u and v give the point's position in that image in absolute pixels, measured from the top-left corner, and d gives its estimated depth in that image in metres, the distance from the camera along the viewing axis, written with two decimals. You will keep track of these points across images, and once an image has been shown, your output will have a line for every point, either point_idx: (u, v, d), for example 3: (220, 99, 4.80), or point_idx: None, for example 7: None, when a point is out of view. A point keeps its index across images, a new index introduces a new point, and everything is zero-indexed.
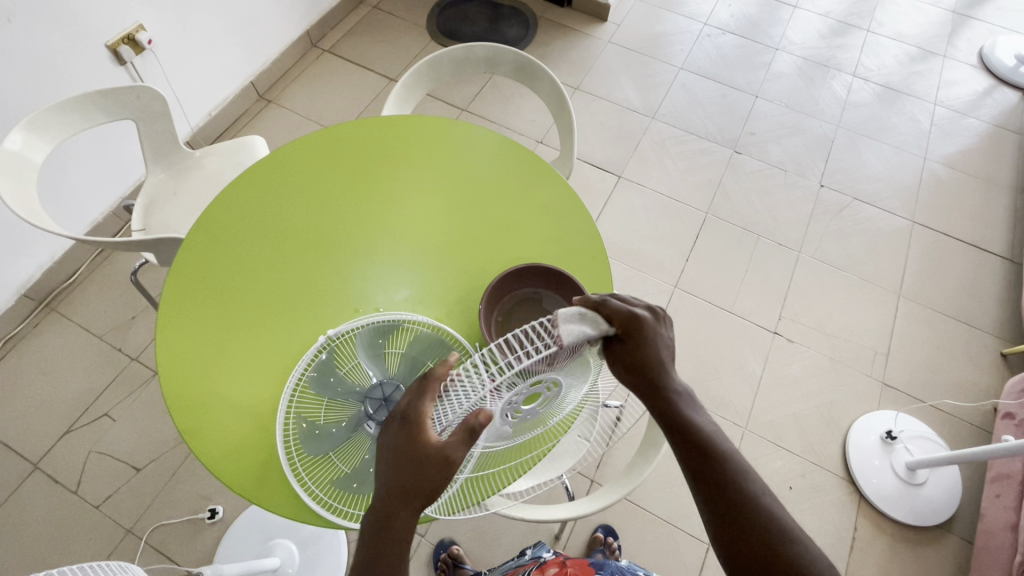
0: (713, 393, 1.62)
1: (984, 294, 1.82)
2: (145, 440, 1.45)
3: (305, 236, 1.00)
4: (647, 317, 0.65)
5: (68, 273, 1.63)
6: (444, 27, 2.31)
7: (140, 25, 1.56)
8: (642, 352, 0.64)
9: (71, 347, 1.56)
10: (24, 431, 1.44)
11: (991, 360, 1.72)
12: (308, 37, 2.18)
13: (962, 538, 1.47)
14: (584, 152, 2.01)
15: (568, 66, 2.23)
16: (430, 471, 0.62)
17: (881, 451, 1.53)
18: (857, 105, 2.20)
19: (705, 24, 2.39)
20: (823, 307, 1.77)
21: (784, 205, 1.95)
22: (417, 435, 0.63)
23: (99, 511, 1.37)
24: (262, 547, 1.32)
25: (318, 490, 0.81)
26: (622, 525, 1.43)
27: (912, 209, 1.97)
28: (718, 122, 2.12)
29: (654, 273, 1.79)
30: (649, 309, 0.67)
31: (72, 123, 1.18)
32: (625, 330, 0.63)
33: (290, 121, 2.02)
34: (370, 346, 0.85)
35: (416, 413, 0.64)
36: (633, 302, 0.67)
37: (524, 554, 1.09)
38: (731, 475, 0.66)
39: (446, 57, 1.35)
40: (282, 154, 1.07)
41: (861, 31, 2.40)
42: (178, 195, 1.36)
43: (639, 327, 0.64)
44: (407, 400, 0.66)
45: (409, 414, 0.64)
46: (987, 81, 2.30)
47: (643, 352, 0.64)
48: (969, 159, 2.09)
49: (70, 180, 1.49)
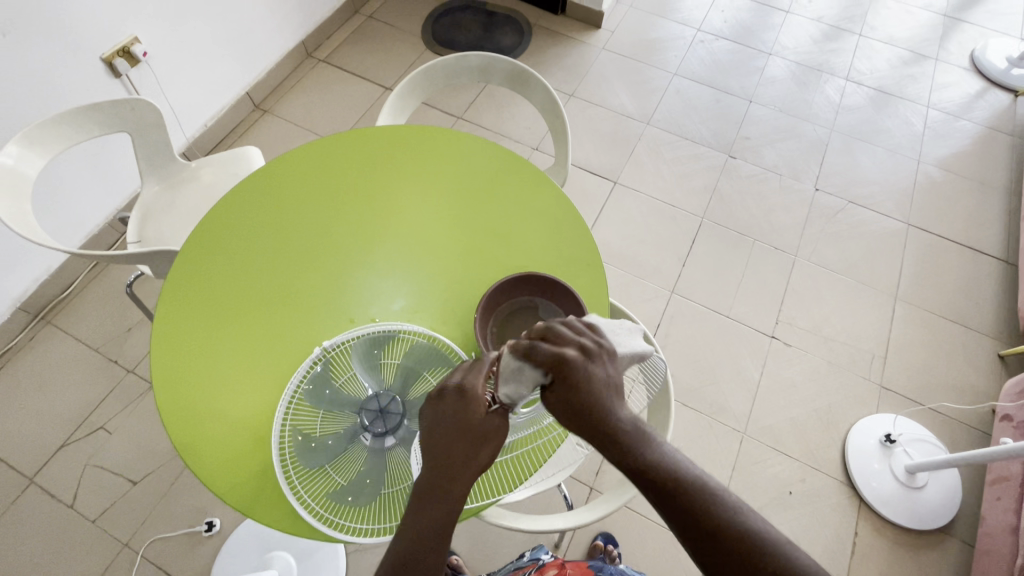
0: (712, 398, 1.61)
1: (980, 296, 1.83)
2: (141, 453, 1.45)
3: (302, 247, 1.00)
4: (576, 357, 0.61)
5: (64, 285, 1.63)
6: (439, 35, 2.32)
7: (135, 37, 1.57)
8: (581, 396, 0.60)
9: (67, 360, 1.55)
10: (20, 446, 1.43)
11: (988, 361, 1.72)
12: (303, 47, 2.19)
13: (962, 541, 1.47)
14: (580, 159, 2.02)
15: (562, 73, 2.24)
16: (488, 443, 0.63)
17: (881, 454, 1.53)
18: (851, 109, 2.21)
19: (698, 30, 2.40)
20: (821, 311, 1.77)
21: (779, 209, 1.96)
22: (470, 410, 0.63)
23: (95, 525, 1.36)
24: (260, 559, 1.31)
25: (313, 503, 0.80)
26: (622, 533, 1.42)
27: (907, 211, 1.98)
28: (713, 127, 2.13)
29: (651, 278, 1.80)
30: (581, 345, 0.62)
31: (67, 136, 1.18)
32: (554, 372, 0.60)
33: (285, 131, 2.03)
34: (366, 358, 0.85)
35: (469, 389, 0.64)
36: (566, 340, 0.62)
37: (523, 556, 1.09)
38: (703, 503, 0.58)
39: (439, 67, 1.35)
40: (277, 165, 1.08)
41: (853, 35, 2.42)
42: (173, 207, 1.36)
43: (565, 372, 0.60)
44: (460, 376, 0.66)
45: (465, 389, 0.64)
46: (978, 84, 2.31)
47: (578, 393, 0.60)
48: (963, 161, 2.10)
49: (64, 193, 1.49)
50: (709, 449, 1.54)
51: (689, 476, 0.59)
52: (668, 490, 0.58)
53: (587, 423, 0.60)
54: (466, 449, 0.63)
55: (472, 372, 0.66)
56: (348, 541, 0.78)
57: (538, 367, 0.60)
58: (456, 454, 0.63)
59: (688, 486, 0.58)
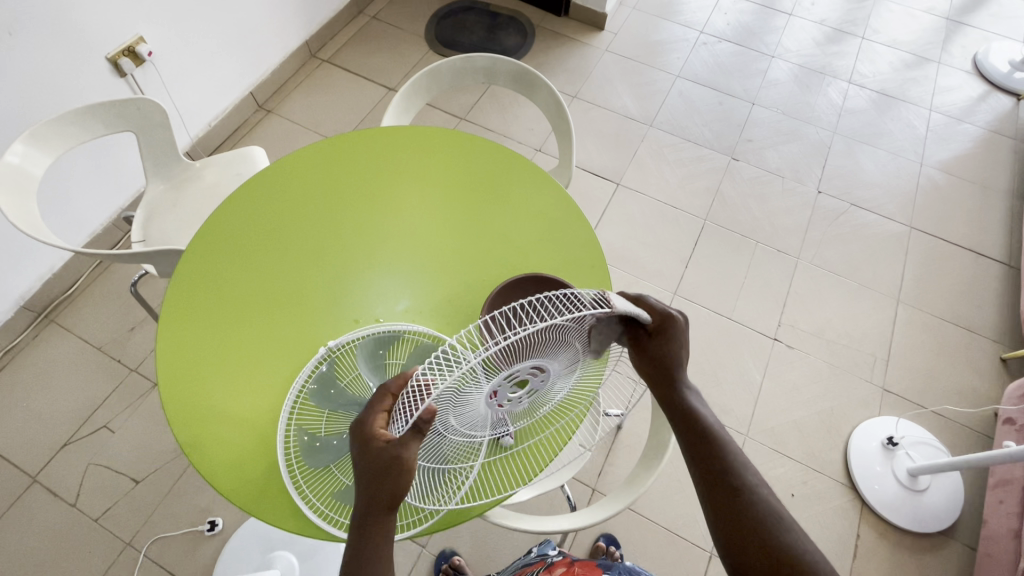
0: (714, 400, 1.61)
1: (982, 299, 1.83)
2: (144, 452, 1.45)
3: (306, 246, 1.00)
4: (678, 319, 0.69)
5: (68, 284, 1.63)
6: (442, 36, 2.33)
7: (140, 37, 1.57)
8: (665, 348, 0.68)
9: (70, 359, 1.55)
10: (23, 444, 1.43)
11: (991, 364, 1.72)
12: (307, 47, 2.19)
13: (964, 545, 1.47)
14: (583, 160, 2.02)
15: (566, 74, 2.24)
16: (387, 476, 0.62)
17: (883, 457, 1.53)
18: (853, 112, 2.22)
19: (701, 32, 2.41)
20: (823, 313, 1.77)
21: (781, 211, 1.96)
22: (368, 446, 0.64)
23: (97, 523, 1.36)
24: (263, 559, 1.31)
25: (317, 502, 0.81)
26: (624, 535, 1.42)
27: (909, 214, 1.98)
28: (715, 129, 2.13)
29: (653, 280, 1.80)
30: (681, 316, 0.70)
31: (72, 135, 1.18)
32: (658, 325, 0.68)
33: (289, 131, 2.03)
34: (371, 358, 0.84)
35: (365, 428, 0.65)
36: (665, 308, 0.71)
37: (530, 552, 1.09)
38: (731, 467, 0.66)
39: (444, 68, 1.35)
40: (283, 165, 1.08)
41: (856, 38, 2.42)
42: (178, 206, 1.36)
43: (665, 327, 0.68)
44: (359, 415, 0.67)
45: (359, 427, 0.66)
46: (981, 87, 2.31)
47: (666, 347, 0.68)
48: (965, 164, 2.11)
49: (69, 192, 1.50)
50: None
51: (723, 443, 0.68)
52: (706, 444, 0.67)
53: (660, 367, 0.69)
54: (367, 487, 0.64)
55: (373, 406, 0.66)
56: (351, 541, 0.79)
57: (645, 316, 0.67)
58: (366, 486, 0.64)
59: (723, 449, 0.67)
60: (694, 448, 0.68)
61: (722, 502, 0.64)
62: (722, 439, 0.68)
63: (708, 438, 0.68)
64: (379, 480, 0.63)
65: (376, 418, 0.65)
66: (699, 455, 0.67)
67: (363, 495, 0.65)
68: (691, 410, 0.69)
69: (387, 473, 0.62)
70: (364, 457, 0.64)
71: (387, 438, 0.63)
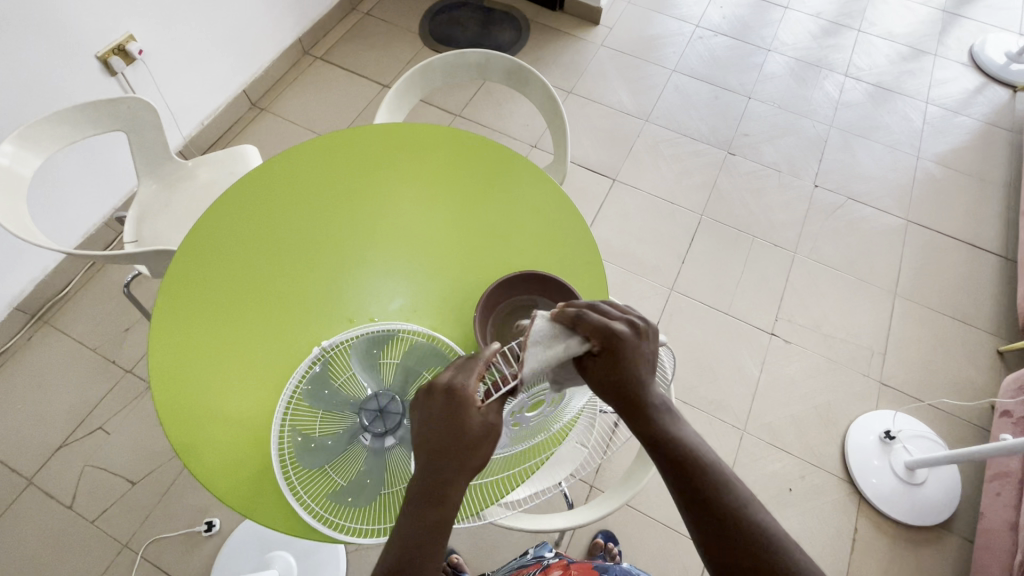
0: (711, 395, 1.61)
1: (980, 292, 1.83)
2: (139, 453, 1.44)
3: (300, 245, 1.00)
4: (626, 334, 0.62)
5: (61, 285, 1.62)
6: (437, 32, 2.31)
7: (130, 35, 1.56)
8: (624, 371, 0.61)
9: (64, 361, 1.54)
10: (18, 446, 1.43)
11: (988, 357, 1.72)
12: (300, 44, 2.18)
13: (962, 537, 1.47)
14: (578, 156, 2.01)
15: (561, 70, 2.23)
16: (482, 449, 0.61)
17: (880, 451, 1.53)
18: (850, 105, 2.21)
19: (697, 26, 2.40)
20: (820, 308, 1.77)
21: (778, 206, 1.96)
22: (465, 411, 0.61)
23: (94, 525, 1.36)
24: (261, 559, 1.31)
25: (313, 503, 0.80)
26: (623, 531, 1.42)
27: (906, 207, 1.98)
28: (712, 124, 2.12)
29: (650, 276, 1.79)
30: (630, 325, 0.64)
31: (63, 135, 1.17)
32: (605, 346, 0.61)
33: (283, 129, 2.02)
34: (365, 358, 0.85)
35: (462, 391, 0.62)
36: (614, 317, 0.64)
37: (527, 553, 1.08)
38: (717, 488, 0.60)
39: (437, 64, 1.34)
40: (278, 162, 1.07)
41: (852, 31, 2.41)
42: (171, 206, 1.35)
43: (616, 345, 0.61)
44: (451, 375, 0.63)
45: (456, 390, 0.62)
46: (978, 79, 2.31)
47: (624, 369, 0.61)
48: (961, 156, 2.10)
49: (61, 193, 1.48)
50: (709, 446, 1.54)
51: (705, 459, 0.61)
52: (685, 466, 0.60)
53: (620, 394, 0.61)
54: (455, 458, 0.60)
55: (464, 371, 0.64)
56: (348, 541, 0.78)
57: (586, 340, 0.60)
58: (450, 458, 0.60)
59: (703, 468, 0.60)
60: (670, 471, 0.61)
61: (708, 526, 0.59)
62: (702, 458, 0.61)
63: (686, 461, 0.60)
64: (471, 451, 0.60)
65: (475, 382, 0.62)
66: (678, 480, 0.60)
67: (438, 467, 0.61)
68: (661, 431, 0.61)
69: (481, 444, 0.61)
70: (456, 423, 0.60)
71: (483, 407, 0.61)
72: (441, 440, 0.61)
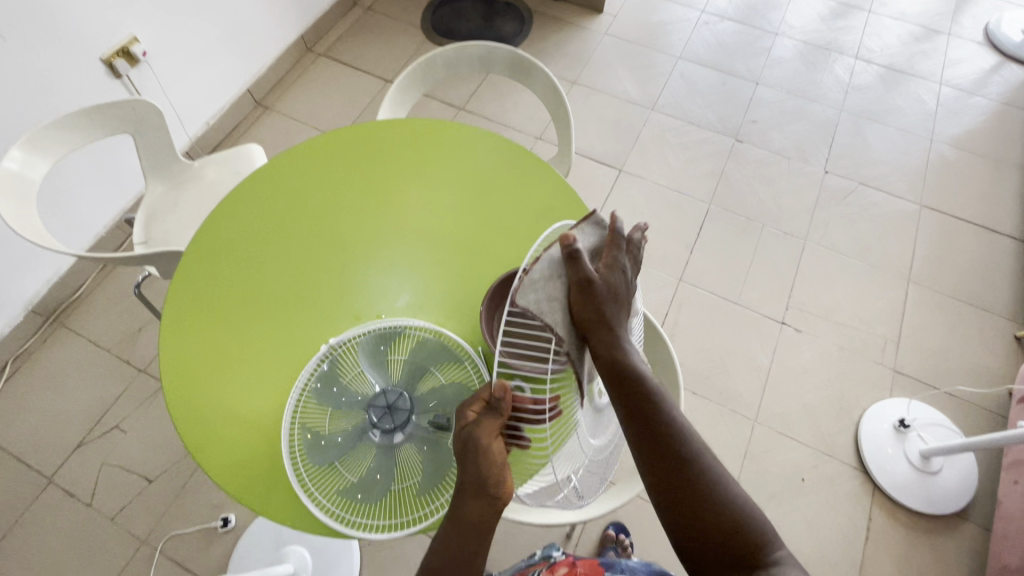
0: (721, 386, 1.60)
1: (996, 276, 1.79)
2: (155, 450, 1.47)
3: (305, 241, 1.00)
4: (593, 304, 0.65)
5: (75, 287, 1.64)
6: (439, 25, 2.30)
7: (134, 37, 1.56)
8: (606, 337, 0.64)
9: (79, 361, 1.57)
10: (37, 445, 1.46)
11: (1005, 343, 1.69)
12: (302, 42, 2.17)
13: (979, 525, 1.45)
14: (583, 147, 2.00)
15: (565, 59, 2.21)
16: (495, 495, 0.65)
17: (894, 439, 1.51)
18: (860, 88, 2.17)
19: (703, 11, 2.36)
20: (832, 296, 1.75)
21: (788, 193, 1.93)
22: (474, 459, 0.64)
23: (114, 522, 1.39)
24: (276, 554, 1.33)
25: (324, 500, 0.80)
26: (634, 522, 1.42)
27: (919, 191, 1.94)
28: (719, 111, 2.10)
29: (658, 266, 1.78)
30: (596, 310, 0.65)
31: (70, 139, 1.18)
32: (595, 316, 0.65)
33: (288, 126, 2.02)
34: (372, 354, 0.88)
35: (475, 443, 0.64)
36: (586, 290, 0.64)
37: (535, 552, 1.04)
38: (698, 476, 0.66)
39: (439, 58, 1.33)
40: (278, 162, 1.07)
41: (863, 12, 2.36)
42: (177, 207, 1.36)
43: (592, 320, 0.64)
44: (466, 435, 0.64)
45: (469, 443, 0.64)
46: (993, 58, 2.25)
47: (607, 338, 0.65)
48: (976, 139, 2.06)
49: (70, 196, 1.50)
50: (721, 438, 1.53)
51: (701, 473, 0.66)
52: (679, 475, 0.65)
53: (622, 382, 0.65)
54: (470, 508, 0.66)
55: (480, 424, 0.64)
56: (356, 537, 0.78)
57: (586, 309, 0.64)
58: (473, 513, 0.66)
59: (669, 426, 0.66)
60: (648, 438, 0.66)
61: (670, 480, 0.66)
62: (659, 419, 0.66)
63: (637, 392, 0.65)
64: (478, 499, 0.65)
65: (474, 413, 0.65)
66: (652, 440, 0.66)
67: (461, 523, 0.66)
68: (628, 366, 0.65)
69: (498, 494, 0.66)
70: (477, 463, 0.64)
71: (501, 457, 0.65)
72: (472, 483, 0.65)
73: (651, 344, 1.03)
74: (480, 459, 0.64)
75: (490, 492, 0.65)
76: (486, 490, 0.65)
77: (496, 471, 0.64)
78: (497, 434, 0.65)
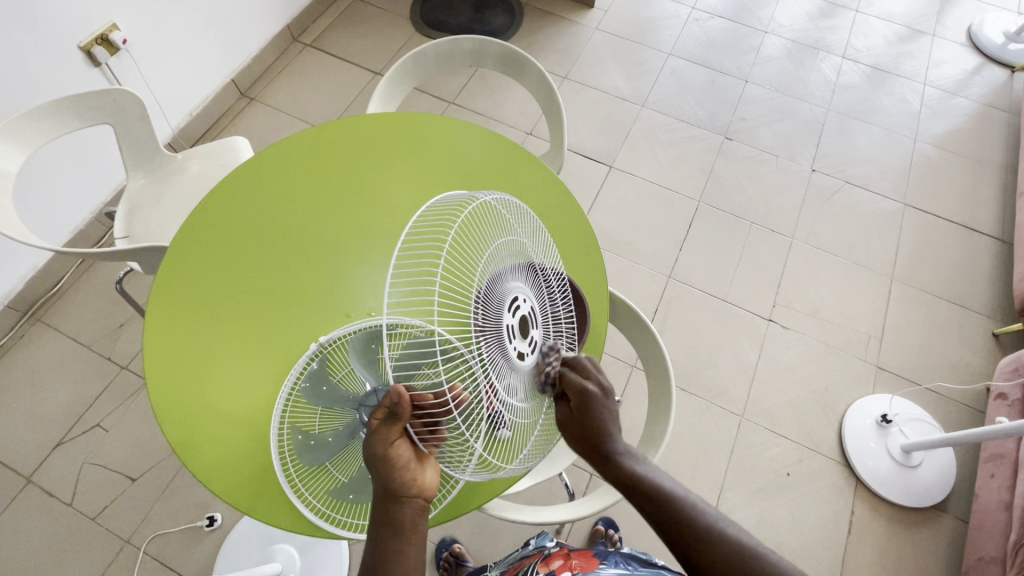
0: (709, 381, 1.62)
1: (976, 274, 1.83)
2: (140, 449, 1.44)
3: (296, 238, 0.98)
4: (596, 395, 0.65)
5: (52, 282, 1.60)
6: (428, 17, 2.27)
7: (113, 24, 1.51)
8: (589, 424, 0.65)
9: (60, 357, 1.53)
10: (14, 444, 1.42)
11: (983, 340, 1.73)
12: (288, 32, 2.13)
13: (957, 518, 1.49)
14: (574, 142, 1.99)
15: (556, 54, 2.20)
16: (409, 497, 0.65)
17: (877, 434, 1.54)
18: (847, 87, 2.19)
19: (693, 7, 2.36)
20: (817, 293, 1.77)
21: (775, 190, 1.95)
22: (378, 464, 0.64)
23: (96, 522, 1.36)
24: (263, 552, 1.32)
25: (313, 498, 0.82)
26: (623, 517, 1.44)
27: (903, 191, 1.97)
28: (708, 108, 2.10)
29: (647, 264, 1.78)
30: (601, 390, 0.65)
31: (47, 129, 1.14)
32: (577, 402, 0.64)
33: (274, 118, 1.98)
34: (363, 352, 0.83)
35: (379, 447, 0.64)
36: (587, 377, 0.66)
37: (528, 545, 1.06)
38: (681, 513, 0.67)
39: (430, 51, 1.31)
40: (269, 155, 1.04)
41: (850, 12, 2.38)
42: (161, 200, 1.33)
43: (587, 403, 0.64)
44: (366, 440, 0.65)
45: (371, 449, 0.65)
46: (976, 60, 2.29)
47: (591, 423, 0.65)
48: (958, 139, 2.09)
49: (48, 189, 1.46)
50: (708, 434, 1.55)
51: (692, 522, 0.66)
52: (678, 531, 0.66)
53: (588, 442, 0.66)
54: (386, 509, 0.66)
55: (382, 424, 0.64)
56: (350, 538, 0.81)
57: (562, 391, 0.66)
58: (387, 517, 0.66)
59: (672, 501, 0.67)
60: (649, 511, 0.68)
61: (664, 512, 0.67)
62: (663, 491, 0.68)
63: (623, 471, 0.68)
64: (395, 505, 0.65)
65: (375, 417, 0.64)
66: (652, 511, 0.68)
67: (383, 529, 0.66)
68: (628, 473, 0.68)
69: (410, 499, 0.65)
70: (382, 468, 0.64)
71: (403, 458, 0.65)
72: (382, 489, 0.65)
73: (640, 340, 1.04)
74: (378, 466, 0.64)
75: (397, 493, 0.65)
76: (399, 494, 0.65)
77: (400, 475, 0.64)
78: (399, 438, 0.64)
